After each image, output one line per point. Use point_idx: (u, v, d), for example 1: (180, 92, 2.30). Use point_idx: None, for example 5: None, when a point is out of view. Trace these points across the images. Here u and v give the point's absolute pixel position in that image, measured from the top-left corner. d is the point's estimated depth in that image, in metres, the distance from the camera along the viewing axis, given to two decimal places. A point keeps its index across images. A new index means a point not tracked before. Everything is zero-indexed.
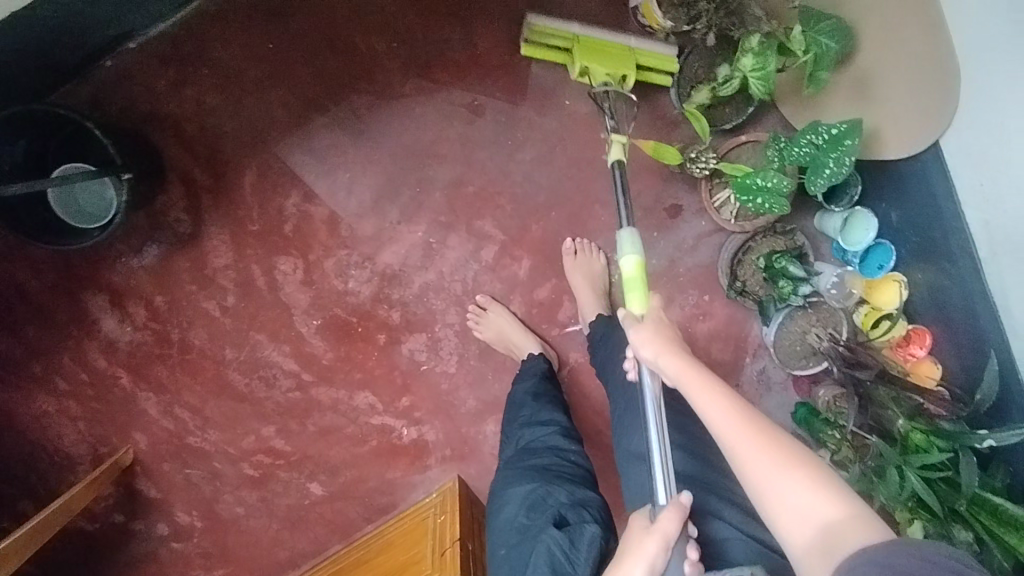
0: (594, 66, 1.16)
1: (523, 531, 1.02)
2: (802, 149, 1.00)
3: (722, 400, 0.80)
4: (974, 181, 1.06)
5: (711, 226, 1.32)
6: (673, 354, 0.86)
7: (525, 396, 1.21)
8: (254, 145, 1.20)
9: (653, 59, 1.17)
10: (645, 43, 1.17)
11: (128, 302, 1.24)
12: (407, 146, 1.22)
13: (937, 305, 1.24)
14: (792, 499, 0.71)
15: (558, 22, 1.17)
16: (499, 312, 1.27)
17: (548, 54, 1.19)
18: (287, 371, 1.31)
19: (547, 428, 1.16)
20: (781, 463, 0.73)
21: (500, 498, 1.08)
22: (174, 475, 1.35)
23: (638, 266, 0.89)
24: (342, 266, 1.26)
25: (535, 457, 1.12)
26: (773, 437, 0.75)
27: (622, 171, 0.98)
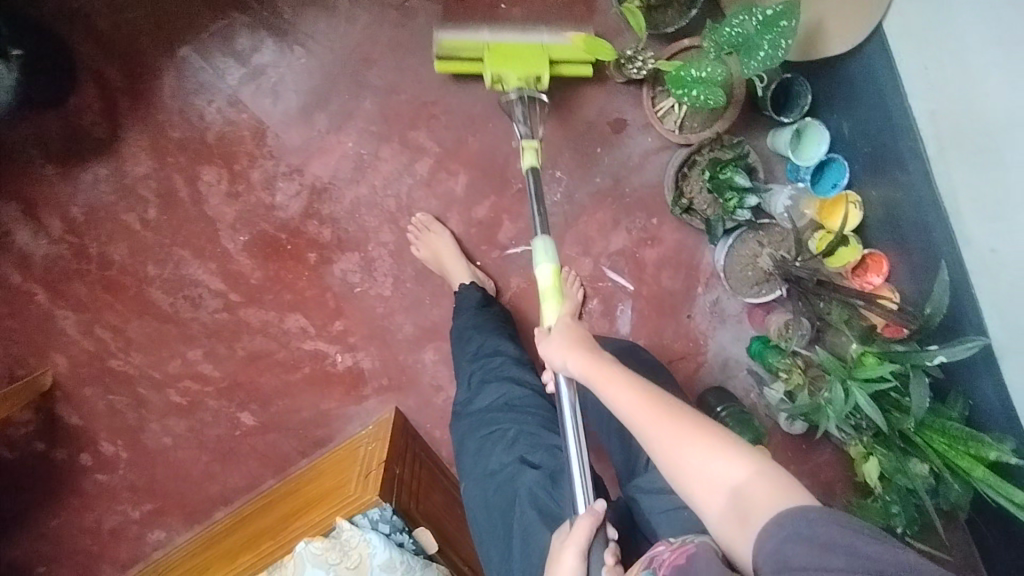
0: (506, 75, 1.07)
1: (502, 475, 1.00)
2: (733, 30, 0.94)
3: (627, 386, 0.76)
4: (916, 66, 1.01)
5: (658, 143, 1.27)
6: (579, 354, 0.81)
7: (467, 327, 1.16)
8: (171, 46, 1.15)
9: (565, 52, 1.09)
10: (557, 37, 1.08)
11: (43, 213, 1.19)
12: (335, 49, 1.17)
13: (891, 226, 1.19)
14: (704, 473, 0.67)
15: (465, 34, 1.08)
16: (436, 231, 1.22)
17: (467, 67, 1.11)
18: (213, 291, 1.25)
19: (497, 359, 1.12)
20: (686, 438, 0.69)
21: (470, 444, 1.06)
22: (96, 401, 1.29)
23: (554, 273, 0.92)
24: (268, 178, 1.20)
25: (495, 394, 1.08)
26: (677, 414, 0.72)
27: (536, 178, 0.99)
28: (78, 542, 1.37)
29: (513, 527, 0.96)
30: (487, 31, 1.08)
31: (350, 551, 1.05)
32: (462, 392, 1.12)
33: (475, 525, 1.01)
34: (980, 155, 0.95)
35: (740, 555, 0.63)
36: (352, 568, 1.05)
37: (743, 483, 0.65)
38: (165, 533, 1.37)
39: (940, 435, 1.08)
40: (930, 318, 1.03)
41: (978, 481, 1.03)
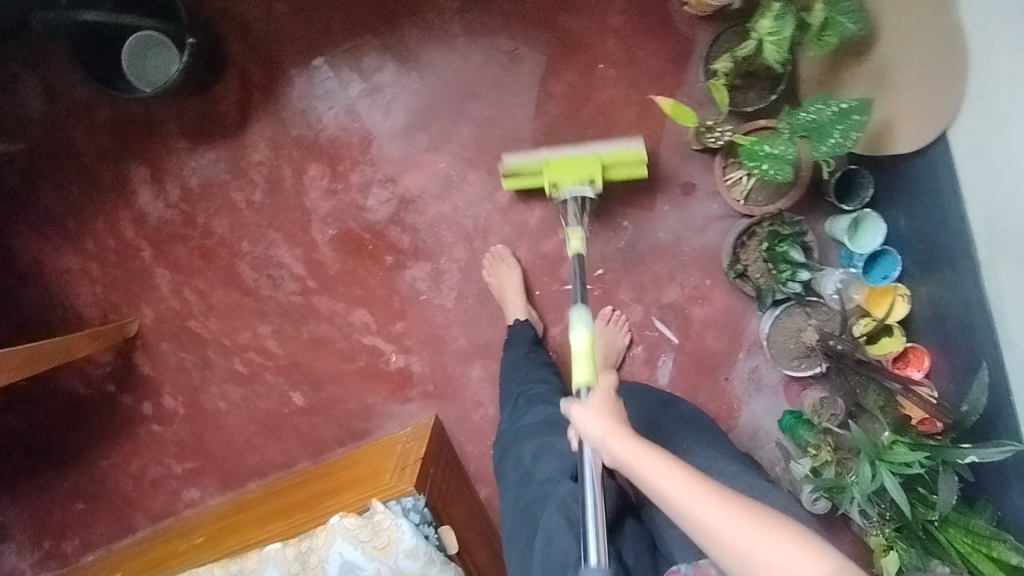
0: (564, 183, 1.20)
1: (540, 482, 1.05)
2: (809, 116, 1.03)
3: (679, 473, 0.70)
4: (975, 172, 1.04)
5: (722, 210, 1.35)
6: (623, 438, 0.75)
7: (519, 355, 1.26)
8: (307, 56, 1.30)
9: (618, 161, 1.21)
10: (607, 146, 1.20)
11: (166, 179, 1.34)
12: (446, 80, 1.30)
13: (937, 322, 1.24)
14: (776, 567, 0.64)
15: (526, 154, 1.23)
16: (510, 266, 1.32)
17: (529, 180, 1.24)
18: (294, 275, 1.37)
19: (543, 385, 1.21)
20: (754, 529, 0.65)
21: (511, 455, 1.13)
22: (169, 356, 1.41)
23: (589, 342, 0.97)
24: (365, 182, 1.33)
25: (538, 413, 1.16)
26: (739, 503, 0.68)
27: (580, 261, 1.12)
28: (120, 486, 1.47)
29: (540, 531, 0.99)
30: (546, 149, 1.22)
31: (379, 532, 1.12)
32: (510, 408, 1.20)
33: (511, 526, 1.07)
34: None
35: None
36: (378, 548, 1.12)
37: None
38: (199, 493, 1.45)
39: (963, 534, 1.08)
40: (966, 417, 1.07)
41: None
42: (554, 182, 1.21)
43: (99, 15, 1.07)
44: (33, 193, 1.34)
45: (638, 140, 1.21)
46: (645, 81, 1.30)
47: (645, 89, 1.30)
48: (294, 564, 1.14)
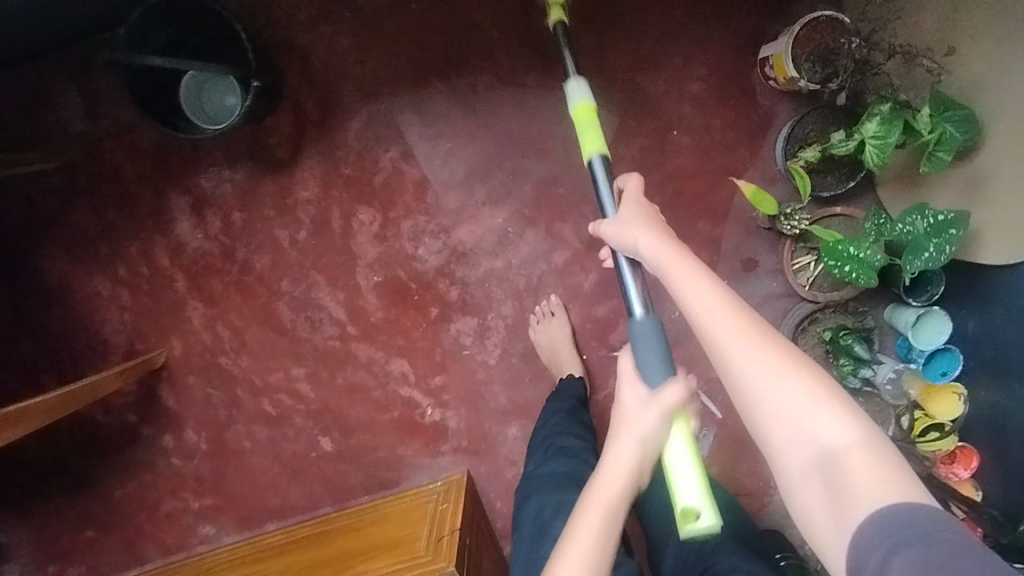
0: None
1: (555, 542, 0.98)
2: (903, 228, 1.00)
3: (716, 297, 0.73)
4: None
5: (783, 289, 1.30)
6: (660, 242, 0.78)
7: (559, 411, 1.20)
8: (368, 95, 1.23)
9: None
10: None
11: (207, 210, 1.26)
12: (512, 133, 1.24)
13: (991, 428, 1.22)
14: (791, 409, 0.68)
15: None
16: (561, 322, 1.28)
17: None
18: (334, 319, 1.31)
19: (578, 442, 1.14)
20: (779, 369, 0.69)
21: (530, 501, 1.06)
22: (195, 390, 1.35)
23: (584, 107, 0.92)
24: (417, 231, 1.28)
25: (566, 468, 1.08)
26: (768, 338, 0.71)
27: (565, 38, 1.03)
28: (133, 516, 1.41)
29: None
30: None
31: None
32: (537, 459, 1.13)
33: None
34: None
35: (816, 512, 0.66)
36: None
37: (840, 451, 0.66)
38: (215, 530, 1.41)
39: None
40: None
41: None
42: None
43: (167, 62, 1.00)
44: (66, 214, 1.26)
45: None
46: (718, 151, 1.24)
47: (718, 160, 1.25)
48: None
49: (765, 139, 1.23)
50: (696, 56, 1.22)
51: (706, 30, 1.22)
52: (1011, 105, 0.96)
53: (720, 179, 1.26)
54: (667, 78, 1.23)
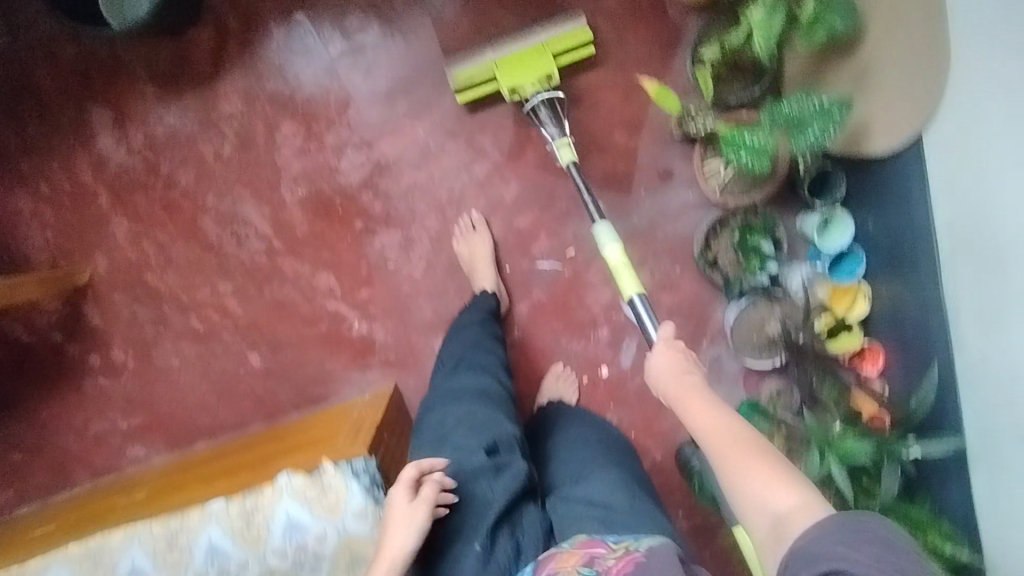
0: (521, 83, 1.20)
1: (455, 446, 1.06)
2: (793, 110, 1.05)
3: (712, 413, 0.81)
4: (946, 178, 1.05)
5: (698, 199, 1.35)
6: (674, 376, 0.89)
7: (470, 324, 1.25)
8: (288, 9, 1.26)
9: (566, 41, 1.22)
10: (553, 34, 1.22)
11: (129, 124, 1.28)
12: (430, 46, 1.28)
13: (894, 325, 1.28)
14: (755, 491, 0.72)
15: (473, 60, 1.21)
16: (483, 235, 1.32)
17: (483, 88, 1.24)
18: (260, 234, 1.33)
19: (489, 356, 1.21)
20: (752, 459, 0.74)
21: (436, 410, 1.14)
22: (122, 308, 1.36)
23: (619, 253, 1.09)
24: (340, 144, 1.30)
25: (474, 380, 1.16)
26: (749, 437, 0.77)
27: (576, 172, 1.18)
28: (62, 439, 1.42)
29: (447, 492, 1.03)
30: (492, 51, 1.21)
31: (329, 491, 1.08)
32: (446, 371, 1.19)
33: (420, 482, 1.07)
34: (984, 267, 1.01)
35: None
36: (326, 508, 1.08)
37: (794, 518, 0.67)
38: (145, 450, 1.42)
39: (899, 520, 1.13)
40: (913, 413, 1.12)
41: None
42: (513, 87, 1.21)
43: None
44: None
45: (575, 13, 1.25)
46: (631, 63, 1.29)
47: (631, 73, 1.30)
48: (238, 521, 1.10)
49: (677, 51, 1.28)
50: None
51: None
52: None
53: (634, 92, 1.31)
54: None
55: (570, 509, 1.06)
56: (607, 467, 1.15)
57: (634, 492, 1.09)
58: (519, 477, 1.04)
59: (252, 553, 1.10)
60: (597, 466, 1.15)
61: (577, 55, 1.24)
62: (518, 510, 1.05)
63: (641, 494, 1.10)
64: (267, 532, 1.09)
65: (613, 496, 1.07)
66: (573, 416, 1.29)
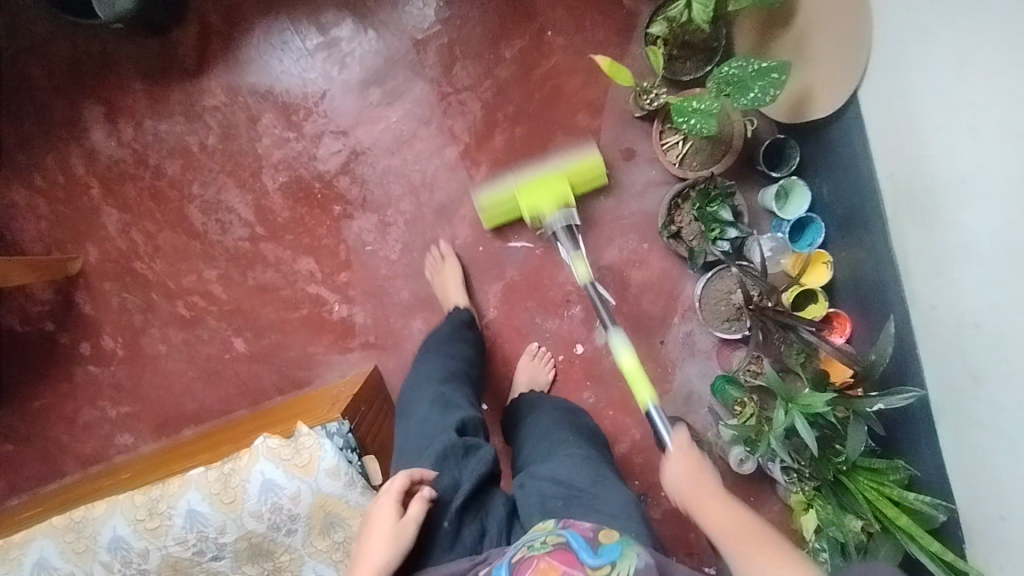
0: (541, 210, 1.31)
1: (422, 428, 1.10)
2: (734, 72, 1.12)
3: (728, 512, 0.88)
4: (881, 131, 1.11)
5: (660, 177, 1.41)
6: (687, 480, 0.95)
7: (440, 334, 1.31)
8: (268, 8, 1.35)
9: (580, 173, 1.34)
10: (566, 162, 1.34)
11: (120, 120, 1.36)
12: (400, 39, 1.37)
13: (854, 288, 1.30)
14: None
15: (496, 188, 1.35)
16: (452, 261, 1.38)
17: (504, 212, 1.36)
18: (243, 221, 1.40)
19: (458, 355, 1.27)
20: (761, 552, 0.81)
21: (409, 401, 1.19)
22: (111, 296, 1.41)
23: (633, 361, 1.18)
24: (318, 133, 1.38)
25: (444, 375, 1.22)
26: (757, 529, 0.85)
27: (597, 289, 1.26)
28: (52, 429, 1.46)
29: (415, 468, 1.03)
30: (513, 179, 1.34)
31: (302, 450, 1.08)
32: (418, 368, 1.24)
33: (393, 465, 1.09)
34: (922, 209, 1.06)
35: None
36: (300, 467, 1.08)
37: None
38: (133, 438, 1.45)
39: (869, 477, 1.14)
40: (874, 364, 1.12)
41: (901, 529, 1.07)
42: (533, 211, 1.32)
43: None
44: None
45: (589, 146, 1.36)
46: (590, 49, 1.37)
47: (591, 58, 1.38)
48: (215, 485, 1.09)
49: (632, 36, 1.37)
50: None
51: None
52: None
53: (595, 77, 1.38)
54: None
55: (534, 489, 1.03)
56: (574, 446, 1.12)
57: (599, 468, 1.06)
58: (486, 460, 1.04)
59: (228, 517, 1.09)
60: (563, 446, 1.11)
61: (589, 184, 1.36)
62: (485, 497, 1.04)
63: (607, 471, 1.06)
64: (243, 494, 1.08)
65: (576, 473, 1.03)
66: (544, 403, 1.27)
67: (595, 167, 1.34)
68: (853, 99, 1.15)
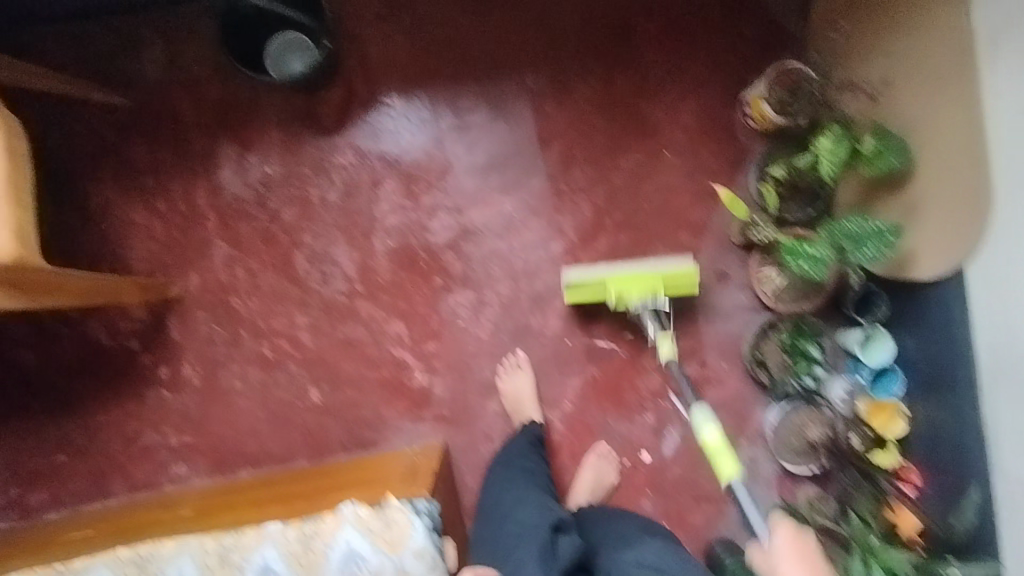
0: (630, 298, 1.32)
1: (514, 524, 1.17)
2: (852, 229, 1.18)
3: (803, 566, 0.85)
4: (993, 303, 1.12)
5: (749, 303, 1.46)
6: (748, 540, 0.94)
7: (518, 441, 1.36)
8: (411, 85, 1.43)
9: (675, 277, 1.33)
10: (665, 264, 1.34)
11: (251, 162, 1.42)
12: (529, 134, 1.44)
13: (929, 444, 1.31)
14: None
15: (586, 272, 1.35)
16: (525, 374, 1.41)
17: (591, 297, 1.37)
18: (345, 276, 1.43)
19: (530, 454, 1.33)
20: None
21: (494, 496, 1.25)
22: (201, 325, 1.43)
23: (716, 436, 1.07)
24: (434, 206, 1.43)
25: (519, 472, 1.29)
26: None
27: (678, 366, 1.26)
28: (110, 446, 1.44)
29: (513, 555, 1.11)
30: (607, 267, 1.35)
31: (392, 526, 1.08)
32: (502, 469, 1.31)
33: (488, 552, 1.17)
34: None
35: None
36: (387, 542, 1.07)
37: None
38: (187, 470, 1.44)
39: None
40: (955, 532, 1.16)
41: None
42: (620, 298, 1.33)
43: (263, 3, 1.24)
44: (125, 146, 1.41)
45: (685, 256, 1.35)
46: (703, 174, 1.45)
47: (702, 182, 1.45)
48: (295, 546, 1.08)
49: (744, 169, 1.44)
50: (691, 92, 1.44)
51: (706, 74, 1.44)
52: (938, 145, 1.13)
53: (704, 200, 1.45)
54: (667, 105, 1.44)
55: (622, 572, 1.08)
56: (650, 535, 1.17)
57: (681, 553, 1.12)
58: (576, 545, 1.11)
59: None
60: (639, 535, 1.17)
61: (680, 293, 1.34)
62: None
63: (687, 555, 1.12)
64: (324, 560, 1.07)
65: (662, 557, 1.10)
66: (606, 507, 1.31)
67: (691, 275, 1.33)
68: (958, 272, 1.18)
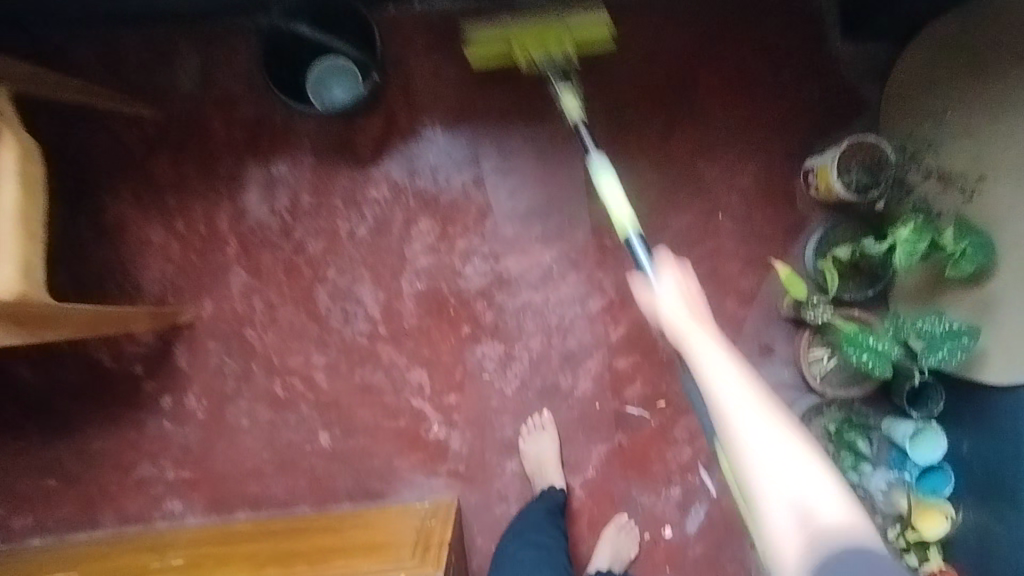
0: (536, 53, 1.19)
1: None
2: (923, 326, 1.10)
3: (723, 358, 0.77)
4: None
5: (792, 381, 1.38)
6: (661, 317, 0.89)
7: (535, 510, 1.26)
8: (456, 121, 1.34)
9: (584, 30, 1.21)
10: (576, 13, 1.20)
11: (278, 188, 1.33)
12: (576, 183, 1.35)
13: (977, 551, 1.24)
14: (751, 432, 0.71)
15: (496, 24, 1.20)
16: (550, 435, 1.33)
17: (489, 51, 1.21)
18: (368, 317, 1.35)
19: (548, 529, 1.22)
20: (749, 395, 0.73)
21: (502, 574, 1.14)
22: (211, 355, 1.35)
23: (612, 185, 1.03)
24: (469, 251, 1.35)
25: (534, 548, 1.17)
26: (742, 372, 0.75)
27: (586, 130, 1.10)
28: (104, 474, 1.36)
29: None
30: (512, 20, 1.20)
31: None
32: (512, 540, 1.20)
33: None
34: None
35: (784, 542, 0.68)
36: None
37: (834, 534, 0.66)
38: (182, 507, 1.35)
39: None
40: None
41: None
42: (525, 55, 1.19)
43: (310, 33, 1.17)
44: (148, 160, 1.32)
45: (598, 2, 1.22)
46: (757, 241, 1.36)
47: (755, 250, 1.36)
48: None
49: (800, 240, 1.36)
50: (752, 153, 1.36)
51: (770, 137, 1.35)
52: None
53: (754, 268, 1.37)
54: (725, 165, 1.36)
55: None
56: None
57: None
58: None
59: None
60: None
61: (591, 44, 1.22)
62: None
63: None
64: None
65: None
66: None
67: (599, 24, 1.20)
68: None
